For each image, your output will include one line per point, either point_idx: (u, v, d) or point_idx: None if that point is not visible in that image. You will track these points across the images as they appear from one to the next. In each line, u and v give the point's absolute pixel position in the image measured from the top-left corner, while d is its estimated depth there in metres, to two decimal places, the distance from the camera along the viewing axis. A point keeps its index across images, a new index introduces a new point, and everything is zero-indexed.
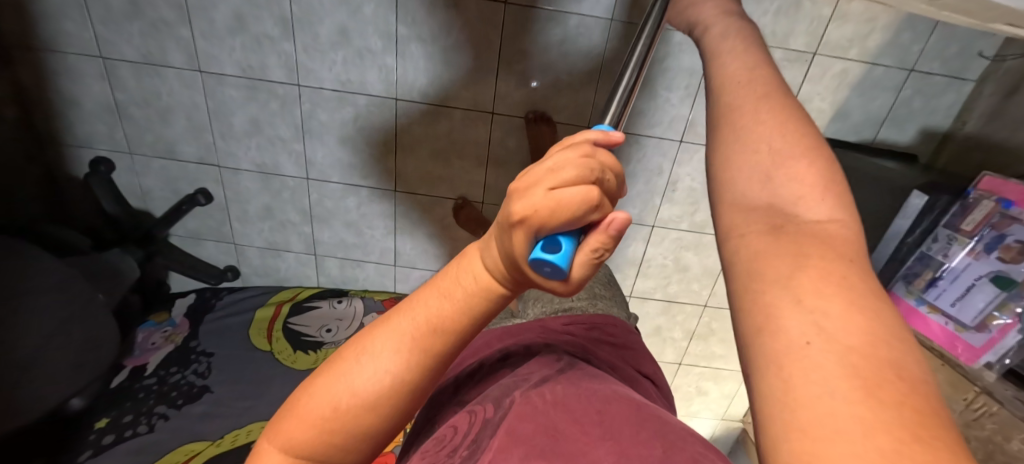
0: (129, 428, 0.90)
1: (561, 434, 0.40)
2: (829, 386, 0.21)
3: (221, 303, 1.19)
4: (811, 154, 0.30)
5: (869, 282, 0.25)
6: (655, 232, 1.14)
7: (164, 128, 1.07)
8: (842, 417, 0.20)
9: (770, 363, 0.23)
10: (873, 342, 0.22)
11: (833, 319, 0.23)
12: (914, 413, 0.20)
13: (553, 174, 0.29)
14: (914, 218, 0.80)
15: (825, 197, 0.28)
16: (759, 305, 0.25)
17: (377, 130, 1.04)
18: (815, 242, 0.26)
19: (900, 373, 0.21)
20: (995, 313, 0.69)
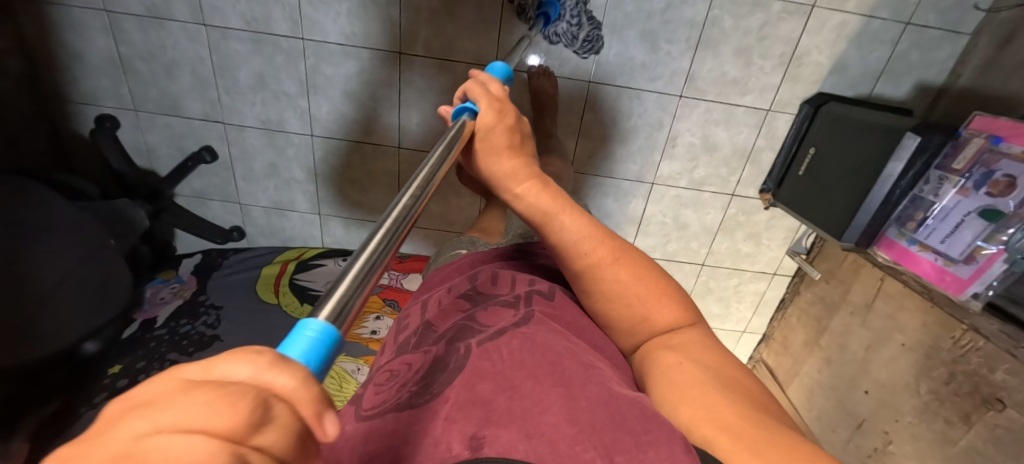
0: (143, 373, 0.92)
1: (517, 390, 0.41)
2: (705, 385, 0.44)
3: (228, 261, 1.21)
4: (664, 292, 0.53)
5: (708, 340, 0.51)
6: (655, 189, 1.16)
7: (169, 83, 1.08)
8: (717, 398, 0.42)
9: (669, 380, 0.46)
10: (720, 368, 0.47)
11: (696, 357, 0.48)
12: (745, 396, 0.43)
13: (169, 437, 0.17)
14: (907, 160, 0.80)
15: (682, 312, 0.53)
16: (658, 360, 0.49)
17: (381, 85, 1.05)
18: (682, 327, 0.51)
19: (738, 380, 0.46)
20: (981, 245, 0.71)
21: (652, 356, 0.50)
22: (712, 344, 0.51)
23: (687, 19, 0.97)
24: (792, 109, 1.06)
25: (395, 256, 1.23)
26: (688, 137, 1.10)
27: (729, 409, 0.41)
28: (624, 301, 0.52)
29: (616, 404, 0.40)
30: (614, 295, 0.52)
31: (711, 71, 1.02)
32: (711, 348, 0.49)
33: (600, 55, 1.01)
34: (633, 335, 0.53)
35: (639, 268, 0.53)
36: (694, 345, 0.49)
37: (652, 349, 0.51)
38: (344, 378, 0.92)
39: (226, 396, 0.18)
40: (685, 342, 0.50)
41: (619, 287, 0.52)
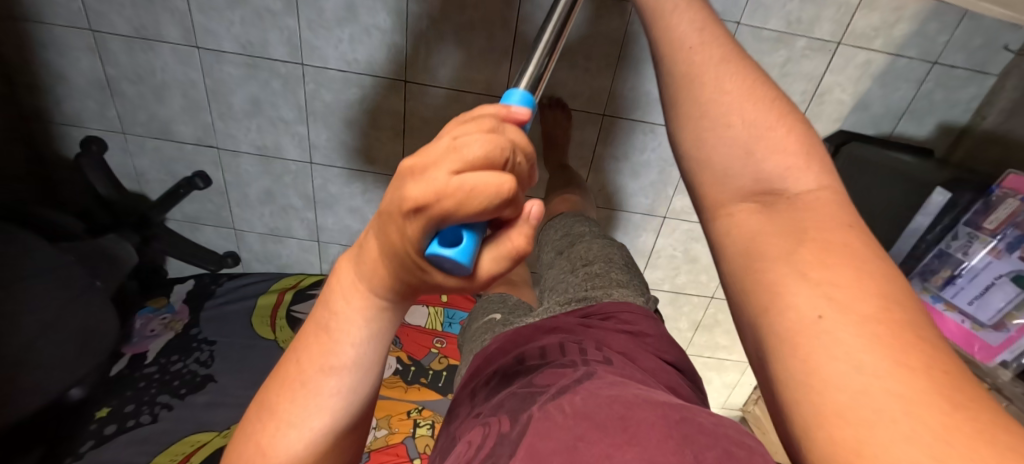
0: (132, 418, 0.88)
1: (581, 440, 0.38)
2: (853, 360, 0.26)
3: (222, 288, 1.16)
4: (786, 121, 0.38)
5: (867, 244, 0.32)
6: (666, 223, 1.13)
7: (159, 106, 1.02)
8: (877, 394, 0.24)
9: (793, 345, 0.29)
10: (886, 308, 0.27)
11: (840, 289, 0.29)
12: (942, 374, 0.25)
13: (454, 152, 0.26)
14: (935, 214, 0.79)
15: (813, 166, 0.36)
16: (767, 284, 0.32)
17: (385, 113, 1.00)
18: (808, 212, 0.34)
19: (920, 335, 0.26)
20: (1015, 312, 0.69)
21: (764, 273, 0.33)
22: (863, 249, 0.31)
23: None
24: None
25: None
26: None
27: (890, 425, 0.23)
28: (719, 120, 0.39)
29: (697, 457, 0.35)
30: (711, 107, 0.39)
31: None
32: (867, 264, 0.30)
33: (614, 88, 0.97)
34: (730, 180, 0.38)
35: (745, 82, 0.39)
36: (834, 247, 0.31)
37: (770, 256, 0.33)
38: None
39: (483, 127, 0.28)
40: (820, 241, 0.32)
41: (716, 94, 0.39)
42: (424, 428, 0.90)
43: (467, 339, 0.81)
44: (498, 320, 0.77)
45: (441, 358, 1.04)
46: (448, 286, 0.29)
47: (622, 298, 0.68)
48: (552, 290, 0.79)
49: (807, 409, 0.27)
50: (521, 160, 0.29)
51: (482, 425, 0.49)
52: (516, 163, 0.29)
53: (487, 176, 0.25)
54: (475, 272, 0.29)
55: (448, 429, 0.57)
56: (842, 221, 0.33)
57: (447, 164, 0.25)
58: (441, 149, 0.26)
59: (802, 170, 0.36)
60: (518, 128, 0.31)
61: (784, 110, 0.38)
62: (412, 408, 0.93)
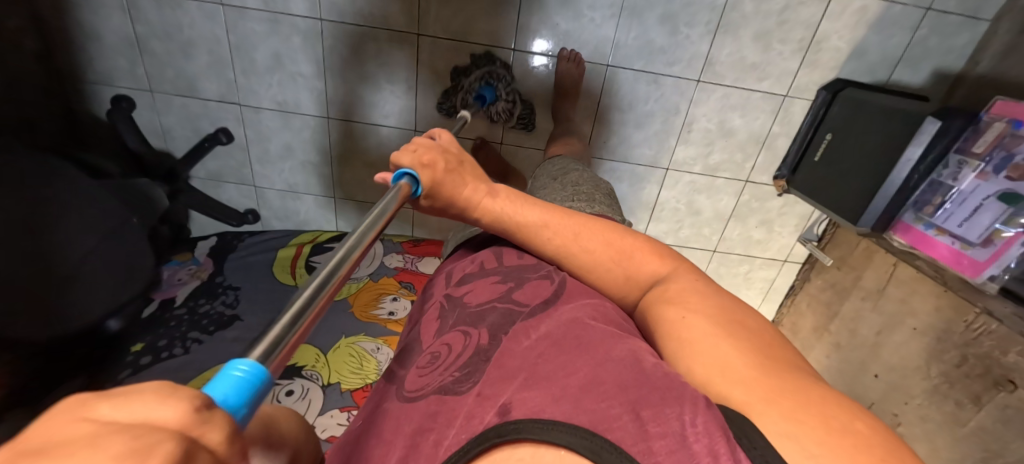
0: (165, 351, 0.93)
1: (543, 360, 0.46)
2: (705, 335, 0.46)
3: (244, 243, 1.22)
4: (631, 235, 0.61)
5: (700, 280, 0.54)
6: (669, 175, 1.17)
7: (186, 63, 1.07)
8: (722, 349, 0.44)
9: (675, 334, 0.48)
10: (718, 310, 0.49)
11: (691, 304, 0.50)
12: (756, 339, 0.45)
13: (60, 448, 0.17)
14: (926, 144, 0.81)
15: (658, 256, 0.59)
16: (657, 309, 0.52)
17: (399, 67, 1.05)
18: (669, 273, 0.56)
19: (740, 321, 0.47)
20: (1000, 228, 0.72)
21: (655, 304, 0.53)
22: (704, 284, 0.54)
23: (708, 2, 0.97)
24: (809, 95, 1.06)
25: (410, 241, 1.25)
26: (703, 122, 1.10)
27: (740, 364, 0.42)
28: (602, 268, 0.59)
29: (640, 366, 0.42)
30: (597, 263, 0.59)
31: (731, 55, 1.02)
32: (703, 290, 0.52)
33: (618, 38, 1.01)
34: (624, 294, 0.59)
35: (597, 231, 0.61)
36: (684, 288, 0.53)
37: (651, 299, 0.55)
38: (363, 357, 0.93)
39: (137, 440, 0.18)
40: (676, 285, 0.54)
41: (593, 247, 0.60)
42: None
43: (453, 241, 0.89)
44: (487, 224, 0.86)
45: None
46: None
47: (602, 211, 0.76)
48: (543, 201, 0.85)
49: (687, 363, 0.45)
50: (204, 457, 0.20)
51: (459, 331, 0.55)
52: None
53: None
54: None
55: (422, 322, 0.65)
56: (687, 272, 0.56)
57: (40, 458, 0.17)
58: (37, 445, 0.18)
59: (660, 265, 0.57)
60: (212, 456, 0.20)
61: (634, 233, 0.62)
62: None
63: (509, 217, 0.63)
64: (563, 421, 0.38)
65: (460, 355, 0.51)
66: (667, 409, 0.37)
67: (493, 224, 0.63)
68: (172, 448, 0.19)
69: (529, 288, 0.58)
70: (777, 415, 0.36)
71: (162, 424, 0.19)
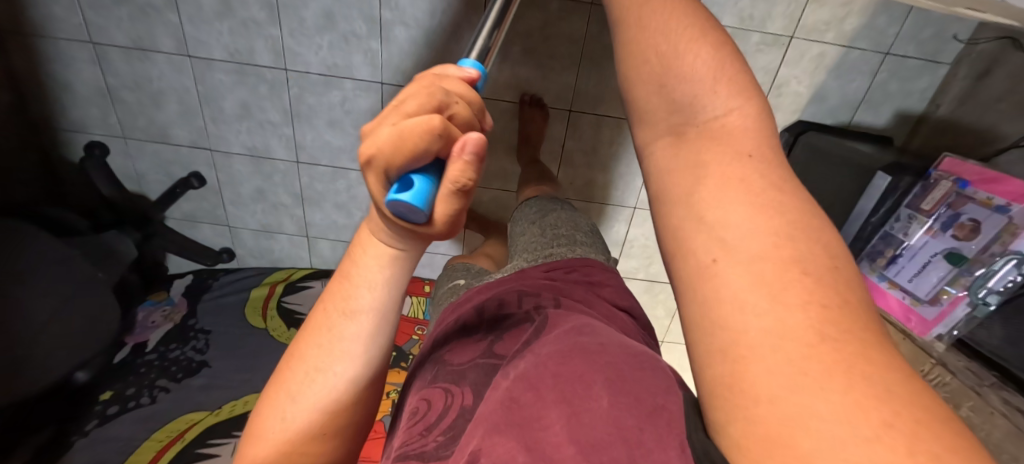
0: (132, 400, 0.95)
1: (517, 401, 0.43)
2: (748, 297, 0.30)
3: (218, 282, 1.23)
4: (700, 46, 0.38)
5: (767, 177, 0.35)
6: (637, 213, 1.17)
7: (156, 112, 1.09)
8: (760, 329, 0.29)
9: (702, 288, 0.33)
10: (778, 246, 0.31)
11: (730, 229, 0.33)
12: (818, 310, 0.29)
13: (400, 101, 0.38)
14: (878, 197, 0.83)
15: (723, 90, 0.38)
16: (675, 231, 0.36)
17: (364, 115, 1.07)
18: (715, 144, 0.37)
19: (805, 270, 0.30)
20: (947, 287, 0.72)
21: (677, 226, 0.36)
22: (769, 186, 0.34)
23: None
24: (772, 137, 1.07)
25: None
26: None
27: (776, 359, 0.28)
28: (639, 67, 0.41)
29: (613, 416, 0.37)
30: (636, 52, 0.41)
31: None
32: (759, 199, 0.33)
33: (579, 85, 1.03)
34: (650, 117, 0.41)
35: (670, 15, 0.40)
36: (733, 184, 0.34)
37: (674, 198, 0.37)
38: None
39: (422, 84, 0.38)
40: (722, 180, 0.35)
41: (635, 62, 0.41)
42: None
43: (435, 304, 0.89)
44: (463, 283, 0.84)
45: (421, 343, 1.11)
46: (421, 228, 0.39)
47: (584, 254, 0.78)
48: (523, 248, 0.86)
49: (711, 344, 0.31)
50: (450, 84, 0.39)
51: (444, 389, 0.55)
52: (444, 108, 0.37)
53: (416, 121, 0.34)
54: (431, 217, 0.37)
55: (411, 385, 0.64)
56: (743, 151, 0.36)
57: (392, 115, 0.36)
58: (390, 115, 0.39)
59: (720, 100, 0.37)
60: (457, 85, 0.40)
61: (710, 41, 0.39)
62: (392, 389, 1.00)
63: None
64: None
65: (442, 417, 0.52)
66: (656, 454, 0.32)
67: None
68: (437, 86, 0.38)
69: (509, 341, 0.59)
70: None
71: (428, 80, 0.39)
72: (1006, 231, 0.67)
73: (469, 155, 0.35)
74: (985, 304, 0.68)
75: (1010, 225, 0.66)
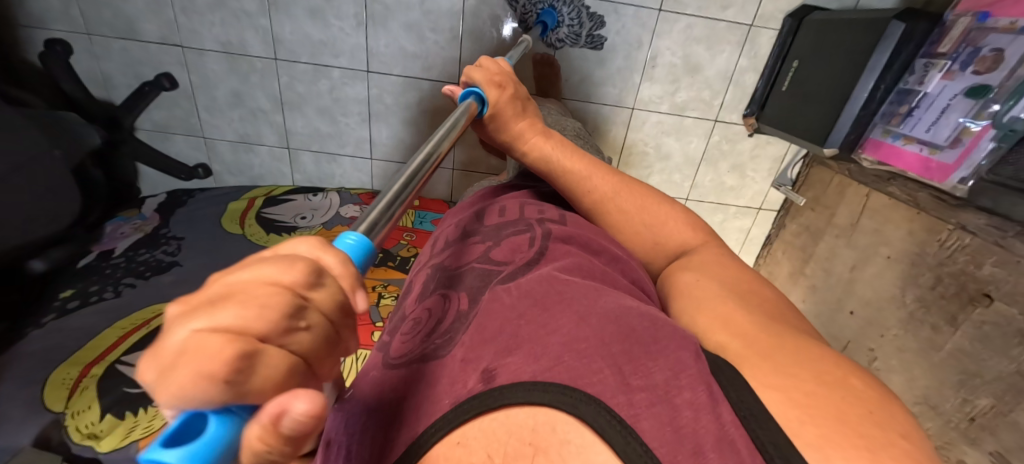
0: (95, 295, 0.88)
1: (524, 319, 0.39)
2: (717, 300, 0.44)
3: (194, 199, 1.16)
4: (672, 208, 0.59)
5: (730, 258, 0.52)
6: (635, 116, 1.12)
7: (123, 2, 1.02)
8: (730, 309, 0.42)
9: (683, 298, 0.47)
10: (738, 282, 0.47)
11: (710, 274, 0.48)
12: (768, 308, 0.43)
13: (233, 274, 0.22)
14: (892, 49, 0.78)
15: (694, 232, 0.57)
16: (672, 281, 0.51)
17: (346, 1, 1.00)
18: (700, 250, 0.54)
19: (757, 293, 0.45)
20: (968, 125, 0.68)
21: (674, 275, 0.51)
22: (727, 259, 0.52)
23: None
24: (775, 25, 1.02)
25: (368, 194, 1.19)
26: (668, 57, 1.06)
27: (744, 322, 0.40)
28: (634, 216, 0.59)
29: (624, 315, 0.37)
30: (634, 210, 0.59)
31: None
32: (728, 266, 0.50)
33: None
34: (655, 247, 0.57)
35: (648, 190, 0.61)
36: (710, 262, 0.51)
37: (674, 269, 0.53)
38: None
39: (268, 269, 0.22)
40: (702, 259, 0.52)
41: (630, 204, 0.59)
42: (388, 299, 0.89)
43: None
44: None
45: (410, 248, 1.04)
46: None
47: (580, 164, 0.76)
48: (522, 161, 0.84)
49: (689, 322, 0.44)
50: (329, 283, 0.24)
51: (438, 294, 0.48)
52: (286, 336, 0.21)
53: (215, 355, 0.18)
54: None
55: (398, 301, 0.56)
56: (717, 250, 0.53)
57: (199, 316, 0.19)
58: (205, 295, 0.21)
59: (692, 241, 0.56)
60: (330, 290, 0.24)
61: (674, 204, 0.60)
62: (377, 284, 0.92)
63: (558, 160, 0.61)
64: (551, 381, 0.33)
65: (439, 320, 0.44)
66: (650, 362, 0.33)
67: (539, 162, 0.62)
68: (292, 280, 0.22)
69: (507, 248, 0.52)
70: (768, 368, 0.34)
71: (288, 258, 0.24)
72: None
73: (299, 428, 0.19)
74: (1012, 132, 0.63)
75: None
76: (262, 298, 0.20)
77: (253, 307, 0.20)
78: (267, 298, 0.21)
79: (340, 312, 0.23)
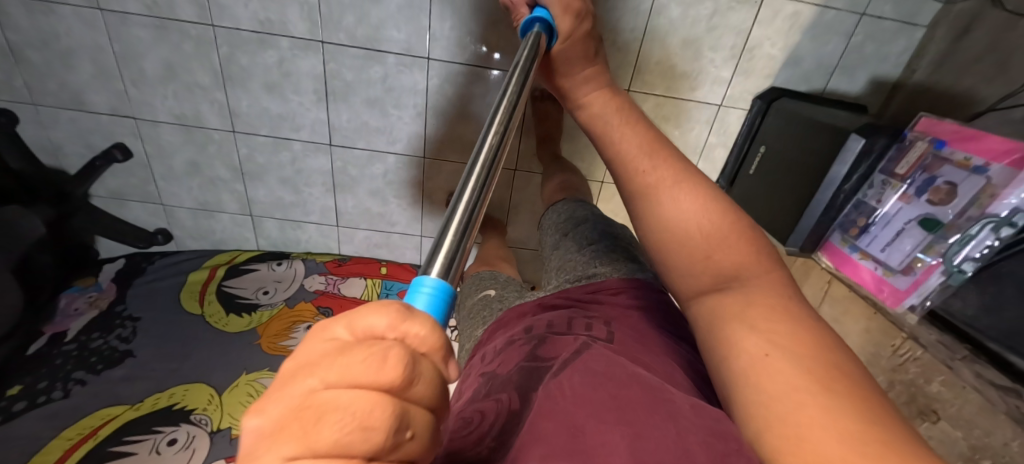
0: (42, 394, 0.86)
1: (580, 429, 0.37)
2: (788, 384, 0.36)
3: (153, 267, 1.13)
4: (730, 220, 0.47)
5: (796, 307, 0.42)
6: (605, 188, 1.11)
7: (68, 74, 0.96)
8: (803, 403, 0.34)
9: (751, 380, 0.38)
10: (812, 349, 0.38)
11: (779, 336, 0.39)
12: (852, 396, 0.34)
13: (323, 364, 0.24)
14: (851, 163, 0.79)
15: (755, 253, 0.46)
16: (725, 338, 0.42)
17: (305, 78, 0.96)
18: (756, 288, 0.44)
19: (838, 369, 0.36)
20: (920, 256, 0.71)
21: (726, 328, 0.42)
22: (792, 305, 0.42)
23: (632, 8, 0.90)
24: (744, 105, 1.01)
25: (334, 260, 1.17)
26: None
27: (820, 430, 0.32)
28: (678, 229, 0.48)
29: (682, 440, 0.35)
30: (674, 224, 0.48)
31: (660, 63, 0.96)
32: (795, 318, 0.41)
33: None
34: (689, 274, 0.48)
35: (698, 195, 0.49)
36: (773, 312, 0.41)
37: (725, 317, 0.43)
38: None
39: (357, 377, 0.23)
40: (764, 307, 0.42)
41: (679, 212, 0.48)
42: None
43: (462, 317, 0.78)
44: (494, 295, 0.75)
45: None
46: None
47: (629, 273, 0.62)
48: (555, 270, 0.72)
49: (759, 422, 0.36)
50: (424, 368, 0.26)
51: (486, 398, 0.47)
52: (387, 449, 0.24)
53: None
54: None
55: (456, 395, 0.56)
56: (782, 291, 0.43)
57: (296, 442, 0.22)
58: (297, 396, 0.23)
59: (749, 263, 0.45)
60: (431, 378, 0.26)
61: (730, 211, 0.48)
62: None
63: (611, 120, 0.59)
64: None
65: (488, 421, 0.44)
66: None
67: (590, 119, 0.62)
68: (390, 372, 0.24)
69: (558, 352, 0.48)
70: None
71: (376, 341, 0.25)
72: (984, 193, 0.64)
73: None
74: (959, 272, 0.67)
75: (988, 187, 0.64)
76: (351, 408, 0.23)
77: (341, 421, 0.22)
78: (355, 407, 0.23)
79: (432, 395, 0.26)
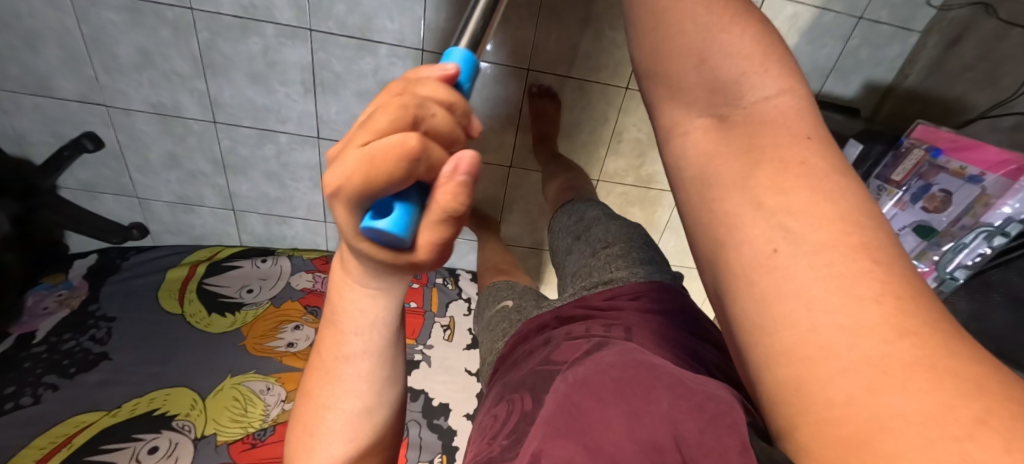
0: (11, 401, 0.81)
1: (578, 406, 0.36)
2: (806, 283, 0.23)
3: (128, 263, 1.07)
4: (741, 27, 0.31)
5: (828, 157, 0.27)
6: (600, 186, 1.10)
7: (32, 58, 0.90)
8: (822, 322, 0.22)
9: (751, 278, 0.25)
10: (845, 229, 0.23)
11: (789, 212, 0.25)
12: (897, 305, 0.21)
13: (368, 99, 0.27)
14: (848, 168, 0.81)
15: (770, 71, 0.30)
16: (715, 211, 0.28)
17: (292, 68, 0.92)
18: (762, 128, 0.28)
19: (880, 257, 0.23)
20: (913, 262, 0.72)
21: (715, 196, 0.28)
22: (820, 156, 0.26)
23: None
24: None
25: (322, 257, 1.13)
26: (634, 132, 1.02)
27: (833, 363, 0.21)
28: (673, 55, 0.32)
29: (672, 417, 0.31)
30: (668, 50, 0.32)
31: None
32: (823, 181, 0.25)
33: (538, 42, 0.91)
34: (682, 98, 0.32)
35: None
36: (791, 167, 0.26)
37: (716, 182, 0.29)
38: (249, 400, 0.85)
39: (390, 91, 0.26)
40: (776, 160, 0.27)
41: (670, 20, 0.32)
42: None
43: (481, 329, 0.77)
44: (511, 307, 0.74)
45: None
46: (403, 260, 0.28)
47: (648, 276, 0.60)
48: (571, 275, 0.71)
49: (754, 330, 0.25)
50: (429, 81, 0.26)
51: (504, 401, 0.49)
52: (427, 124, 0.25)
53: (384, 142, 0.23)
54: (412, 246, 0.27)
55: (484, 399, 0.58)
56: (800, 131, 0.28)
57: (357, 139, 0.24)
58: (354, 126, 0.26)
59: (758, 93, 0.30)
60: (436, 82, 0.26)
61: (741, 14, 0.31)
62: None
63: None
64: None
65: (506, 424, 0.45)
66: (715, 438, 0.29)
67: None
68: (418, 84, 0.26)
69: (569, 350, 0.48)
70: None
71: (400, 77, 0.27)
72: (978, 202, 0.65)
73: (463, 187, 0.25)
74: (952, 279, 0.68)
75: (982, 196, 0.65)
76: (388, 104, 0.24)
77: (387, 112, 0.24)
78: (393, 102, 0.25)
79: (451, 93, 0.26)
